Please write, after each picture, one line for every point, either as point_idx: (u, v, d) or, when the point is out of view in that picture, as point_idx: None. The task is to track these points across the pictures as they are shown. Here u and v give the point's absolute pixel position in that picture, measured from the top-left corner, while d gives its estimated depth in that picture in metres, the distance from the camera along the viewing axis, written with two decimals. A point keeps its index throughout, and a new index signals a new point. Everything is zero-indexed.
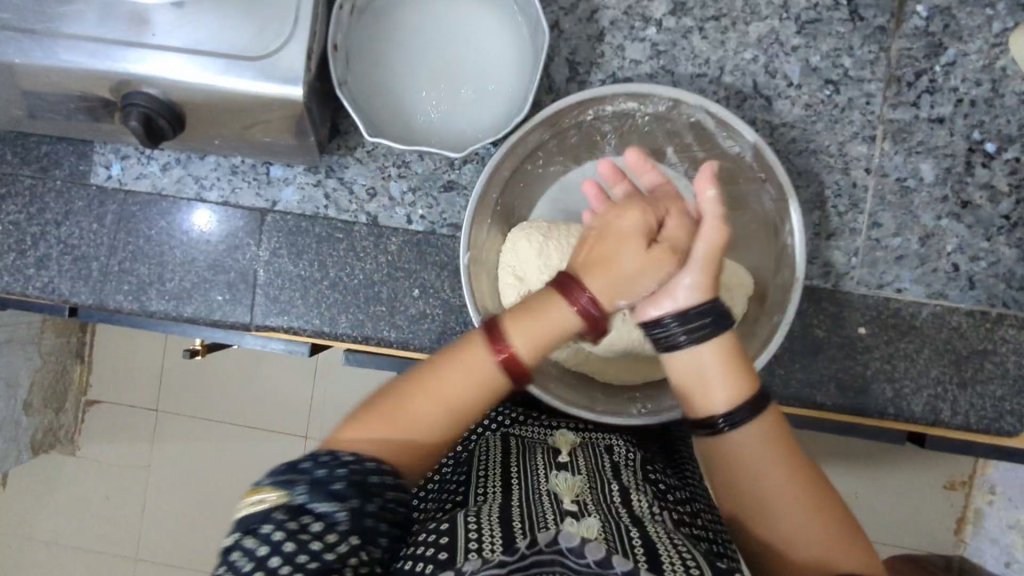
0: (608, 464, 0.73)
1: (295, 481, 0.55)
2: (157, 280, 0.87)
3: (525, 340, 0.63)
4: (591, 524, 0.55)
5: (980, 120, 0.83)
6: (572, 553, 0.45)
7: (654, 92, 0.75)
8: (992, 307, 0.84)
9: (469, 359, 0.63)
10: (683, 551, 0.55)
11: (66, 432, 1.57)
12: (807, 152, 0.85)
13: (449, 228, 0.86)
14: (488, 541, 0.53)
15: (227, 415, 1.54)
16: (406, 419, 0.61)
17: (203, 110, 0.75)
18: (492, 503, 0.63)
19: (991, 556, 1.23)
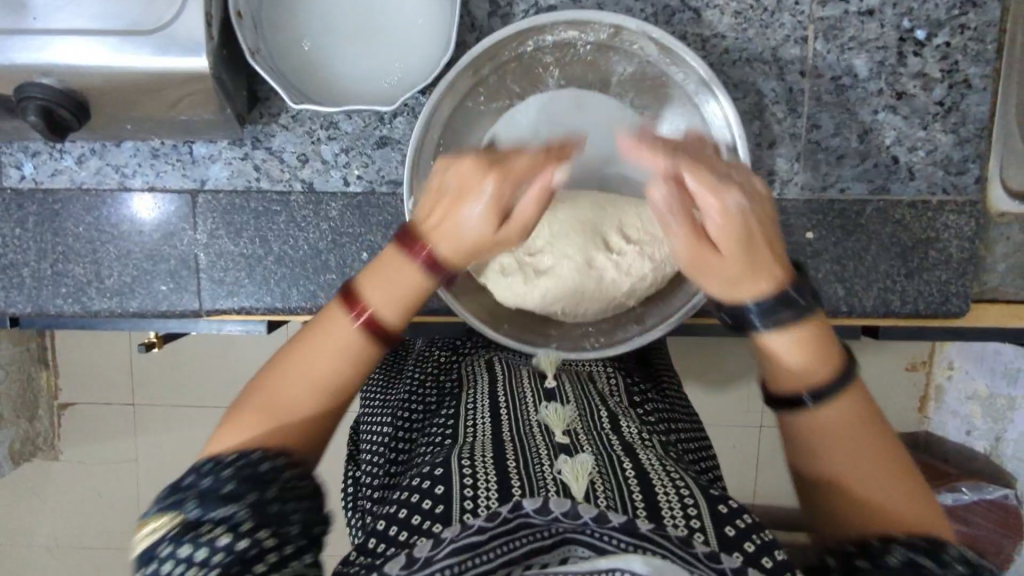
0: (595, 397, 0.72)
1: (185, 498, 0.47)
2: (95, 278, 0.84)
3: (378, 302, 0.52)
4: (586, 460, 0.54)
5: (909, 7, 0.82)
6: (567, 517, 0.45)
7: (599, 18, 0.73)
8: (932, 196, 0.85)
9: (322, 332, 0.52)
10: (673, 477, 0.55)
11: (44, 439, 1.55)
12: (741, 62, 0.83)
13: (389, 186, 0.84)
14: (485, 489, 0.52)
15: (204, 399, 1.53)
16: (274, 403, 0.51)
17: (107, 96, 0.70)
18: (483, 436, 0.62)
19: (954, 427, 1.31)
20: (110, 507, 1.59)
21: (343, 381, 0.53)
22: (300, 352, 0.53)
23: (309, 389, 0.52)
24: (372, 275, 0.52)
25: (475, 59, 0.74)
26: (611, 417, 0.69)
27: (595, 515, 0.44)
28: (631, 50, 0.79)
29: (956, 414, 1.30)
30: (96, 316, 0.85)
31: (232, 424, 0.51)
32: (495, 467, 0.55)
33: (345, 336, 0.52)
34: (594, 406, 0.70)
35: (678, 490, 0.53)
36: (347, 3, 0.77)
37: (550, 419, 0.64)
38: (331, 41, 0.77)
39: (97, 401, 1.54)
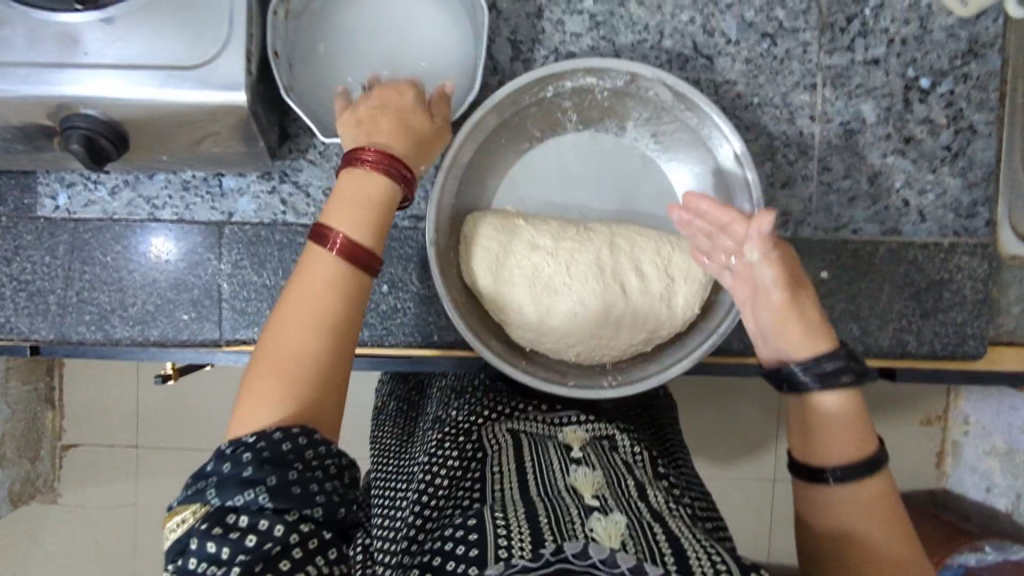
0: (620, 462, 0.72)
1: (205, 488, 0.51)
2: (119, 306, 0.85)
3: (340, 219, 0.61)
4: (618, 520, 0.55)
5: (913, 57, 0.85)
6: (605, 565, 0.47)
7: (614, 65, 0.75)
8: (943, 237, 0.87)
9: (309, 267, 0.59)
10: (702, 541, 0.56)
11: (44, 480, 1.52)
12: (753, 106, 0.86)
13: (411, 220, 0.86)
14: (519, 539, 0.52)
15: (211, 440, 1.51)
16: (277, 351, 0.57)
17: (146, 128, 0.73)
18: (511, 495, 0.63)
19: (973, 485, 1.28)
20: (109, 553, 1.55)
21: (321, 347, 0.57)
22: (294, 293, 0.58)
23: (299, 324, 0.57)
24: (342, 199, 0.62)
25: (495, 101, 0.76)
26: (635, 481, 0.69)
27: (637, 565, 0.46)
28: (647, 97, 0.81)
29: (975, 471, 1.28)
30: (117, 344, 0.86)
31: (255, 401, 0.55)
32: (527, 520, 0.56)
33: (324, 264, 0.59)
34: (619, 470, 0.70)
35: (709, 552, 0.54)
36: (377, 45, 0.81)
37: (579, 480, 0.65)
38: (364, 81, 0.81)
39: (103, 442, 1.53)
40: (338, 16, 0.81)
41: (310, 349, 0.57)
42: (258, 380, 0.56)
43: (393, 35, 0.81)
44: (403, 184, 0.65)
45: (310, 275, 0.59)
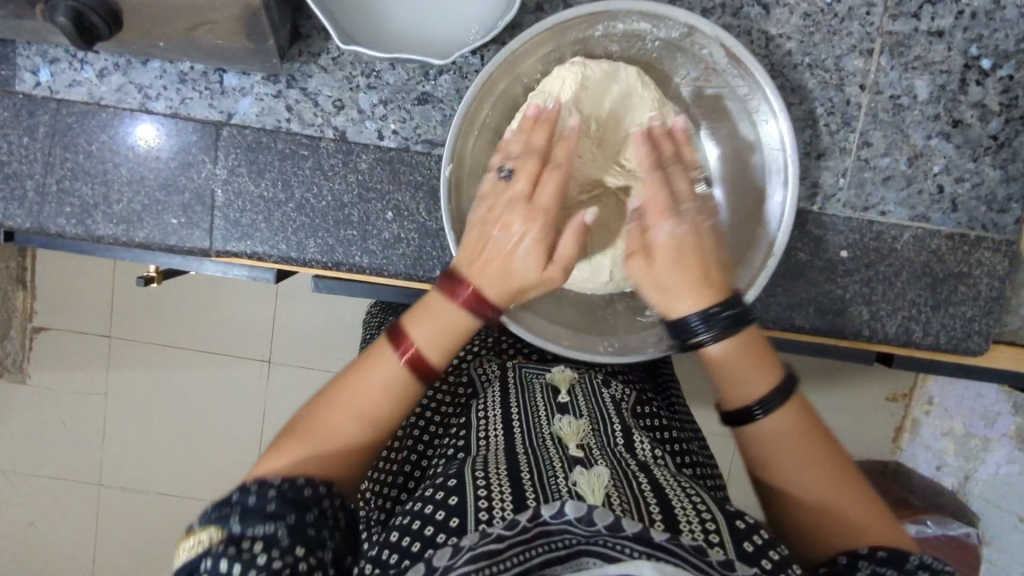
0: (608, 406, 0.73)
1: (229, 514, 0.54)
2: (102, 202, 0.79)
3: (425, 337, 0.61)
4: (601, 473, 0.54)
5: (979, 34, 0.80)
6: (580, 522, 0.46)
7: (671, 13, 0.70)
8: (970, 229, 0.84)
9: (377, 368, 0.62)
10: (691, 495, 0.55)
11: (14, 360, 1.49)
12: (802, 67, 0.80)
13: (424, 145, 0.80)
14: (499, 500, 0.52)
15: (189, 341, 1.49)
16: (322, 429, 0.60)
17: (141, 6, 0.65)
18: (496, 453, 0.62)
19: (924, 459, 1.32)
20: (77, 443, 1.54)
21: (385, 412, 0.62)
22: (343, 395, 0.62)
23: (351, 416, 0.61)
24: (423, 321, 0.62)
25: (532, 36, 0.70)
26: (626, 428, 0.69)
27: (610, 524, 0.46)
28: (699, 55, 0.75)
29: (928, 448, 1.31)
30: (99, 242, 0.81)
31: (274, 455, 0.59)
32: (509, 479, 0.55)
33: (389, 376, 0.61)
34: (606, 416, 0.71)
35: (696, 508, 0.52)
36: None
37: (563, 435, 0.63)
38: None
39: (76, 329, 1.49)
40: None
41: (343, 430, 0.61)
42: (293, 440, 0.60)
43: None
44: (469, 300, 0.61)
45: (369, 376, 0.62)
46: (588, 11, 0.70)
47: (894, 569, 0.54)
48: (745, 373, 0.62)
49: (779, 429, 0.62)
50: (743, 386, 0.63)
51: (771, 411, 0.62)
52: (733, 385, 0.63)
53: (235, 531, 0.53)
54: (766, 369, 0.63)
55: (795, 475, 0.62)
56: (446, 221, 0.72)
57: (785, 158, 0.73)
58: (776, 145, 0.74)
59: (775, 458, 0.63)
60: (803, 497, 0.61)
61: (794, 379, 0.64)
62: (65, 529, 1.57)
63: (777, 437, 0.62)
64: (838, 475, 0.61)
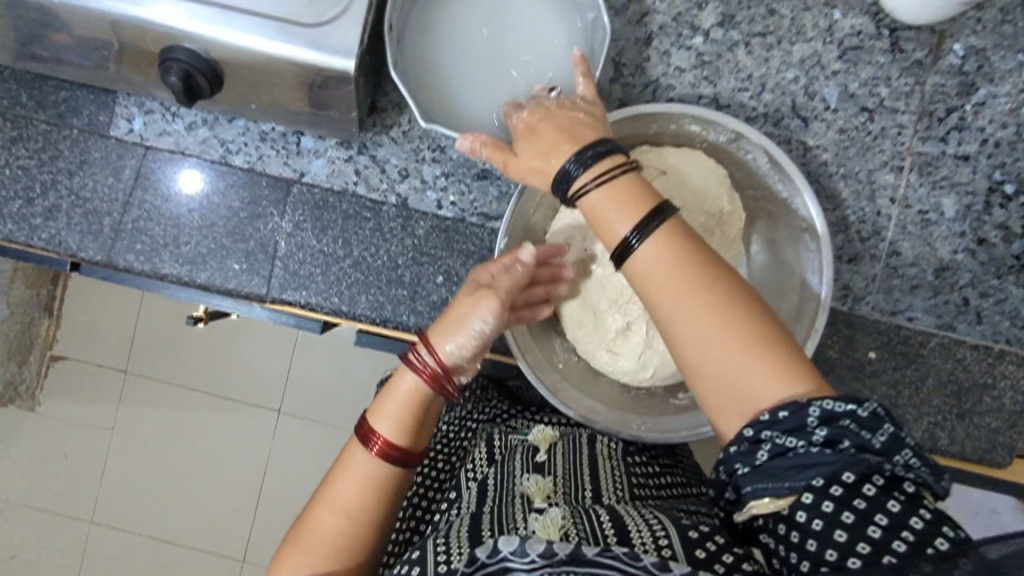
0: (584, 462, 0.77)
1: None
2: (171, 243, 0.84)
3: (387, 422, 0.68)
4: (555, 514, 0.58)
5: (1002, 161, 0.86)
6: (516, 554, 0.52)
7: (721, 119, 0.76)
8: (996, 342, 0.87)
9: (353, 466, 0.68)
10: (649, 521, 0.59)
11: (27, 387, 1.50)
12: (837, 176, 0.86)
13: (479, 218, 0.85)
14: (455, 552, 0.56)
15: (209, 383, 1.51)
16: (315, 536, 0.67)
17: (244, 71, 0.72)
18: (466, 512, 0.66)
19: None
20: (80, 474, 1.52)
21: (374, 505, 0.68)
22: (336, 491, 0.68)
23: (337, 517, 0.67)
24: (382, 411, 0.69)
25: None
26: (598, 482, 0.73)
27: (544, 549, 0.52)
28: (744, 159, 0.81)
29: None
30: (162, 280, 0.85)
31: (282, 566, 0.66)
32: (467, 535, 0.59)
33: (367, 468, 0.68)
34: (581, 471, 0.75)
35: (653, 532, 0.57)
36: (482, 57, 0.80)
37: (531, 487, 0.69)
38: (462, 76, 0.80)
39: (101, 361, 1.51)
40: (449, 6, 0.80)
41: (341, 533, 0.67)
42: (299, 543, 0.67)
43: (501, 53, 0.80)
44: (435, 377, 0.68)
45: (354, 472, 0.68)
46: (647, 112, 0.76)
47: (866, 428, 0.50)
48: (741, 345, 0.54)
49: (693, 313, 0.55)
50: (750, 389, 0.53)
51: (644, 240, 0.57)
52: (650, 285, 0.57)
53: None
54: (686, 264, 0.56)
55: (681, 329, 0.55)
56: None
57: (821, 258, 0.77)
58: (812, 247, 0.78)
59: (651, 298, 0.57)
60: (731, 380, 0.54)
61: (669, 207, 0.58)
62: (52, 567, 1.52)
63: (733, 382, 0.54)
64: (717, 296, 0.55)
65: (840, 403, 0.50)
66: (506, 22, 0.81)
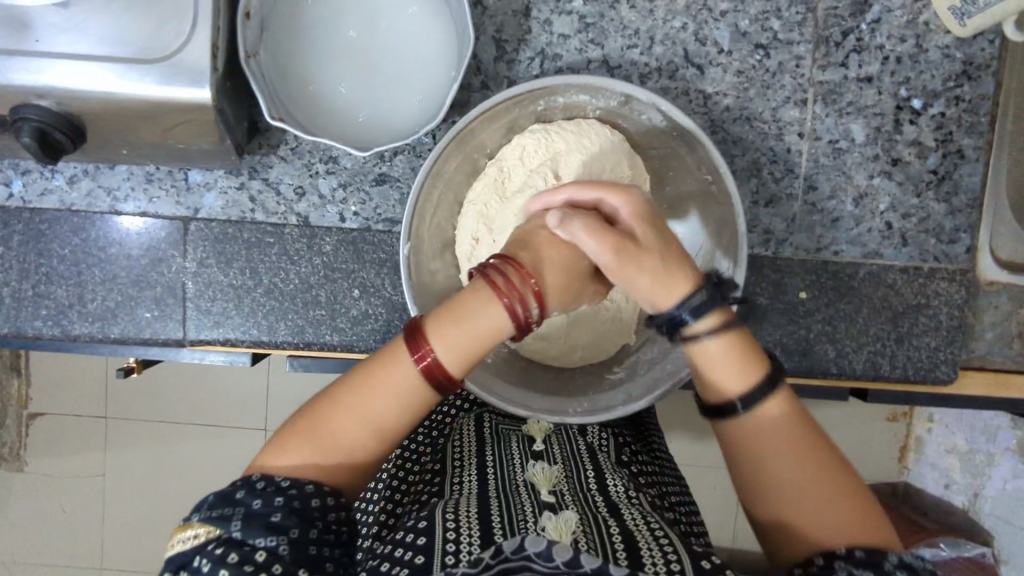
0: (581, 453, 0.81)
1: (228, 516, 0.54)
2: (78, 302, 0.82)
3: (446, 341, 0.58)
4: (569, 519, 0.60)
5: (906, 76, 0.83)
6: (540, 558, 0.49)
7: (605, 84, 0.73)
8: (924, 262, 0.86)
9: (391, 377, 0.59)
10: (655, 536, 0.62)
11: (9, 449, 1.50)
12: (742, 120, 0.84)
13: (385, 224, 0.83)
14: (466, 542, 0.59)
15: (183, 415, 1.49)
16: (327, 437, 0.59)
17: (102, 120, 0.69)
18: (472, 496, 0.69)
19: (931, 478, 1.31)
20: (74, 525, 1.52)
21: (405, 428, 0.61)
22: (361, 391, 0.59)
23: (364, 426, 0.59)
24: (444, 325, 0.58)
25: (475, 118, 0.73)
26: (596, 470, 0.77)
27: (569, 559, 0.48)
28: (639, 121, 0.78)
29: (935, 466, 1.31)
30: (75, 340, 0.83)
31: (282, 448, 0.59)
32: (480, 526, 0.61)
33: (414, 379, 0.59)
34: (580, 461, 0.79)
35: (662, 551, 0.58)
36: (352, 59, 0.77)
37: (536, 478, 0.72)
38: (345, 63, 0.76)
39: (74, 411, 1.49)
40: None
41: (358, 441, 0.59)
42: (304, 431, 0.59)
43: (373, 50, 0.77)
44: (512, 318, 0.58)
45: (388, 386, 0.59)
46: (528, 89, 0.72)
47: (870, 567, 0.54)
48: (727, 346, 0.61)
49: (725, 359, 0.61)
50: (704, 360, 0.62)
51: (757, 405, 0.61)
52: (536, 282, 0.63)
53: (236, 535, 0.53)
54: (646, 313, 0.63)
55: (784, 466, 0.60)
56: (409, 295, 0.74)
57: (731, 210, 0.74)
58: (721, 196, 0.75)
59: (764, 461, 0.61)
60: (803, 517, 0.59)
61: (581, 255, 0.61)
62: None
63: (710, 358, 0.61)
64: (809, 451, 0.60)
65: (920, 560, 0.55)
66: (368, 15, 0.77)
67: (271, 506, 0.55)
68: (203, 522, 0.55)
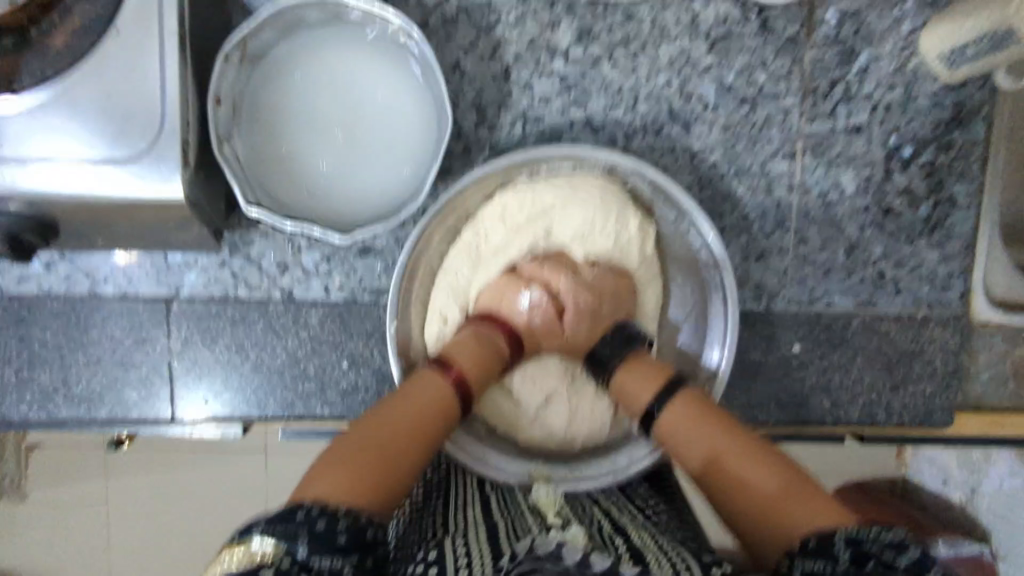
0: (586, 497, 0.72)
1: (295, 534, 0.46)
2: (63, 385, 0.81)
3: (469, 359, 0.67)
4: (579, 528, 0.56)
5: (896, 125, 0.82)
6: (550, 558, 0.47)
7: (594, 155, 0.72)
8: (917, 310, 0.85)
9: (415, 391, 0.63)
10: (671, 551, 0.55)
11: None
12: (729, 176, 0.82)
13: (371, 295, 0.81)
14: (479, 553, 0.52)
15: None
16: (371, 449, 0.56)
17: (74, 217, 0.67)
18: (475, 519, 0.61)
19: None
20: None
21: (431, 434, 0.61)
22: (389, 416, 0.60)
23: (397, 438, 0.58)
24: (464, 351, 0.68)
25: (458, 193, 0.72)
26: (602, 508, 0.69)
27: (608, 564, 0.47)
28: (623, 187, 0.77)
29: None
30: (64, 422, 0.82)
31: (323, 481, 0.52)
32: (486, 533, 0.57)
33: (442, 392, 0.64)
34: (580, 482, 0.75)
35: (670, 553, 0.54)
36: (330, 136, 0.75)
37: (536, 476, 0.75)
38: (327, 136, 0.75)
39: None
40: (301, 58, 0.74)
41: (394, 452, 0.57)
42: (364, 456, 0.55)
43: (350, 126, 0.75)
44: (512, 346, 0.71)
45: (415, 397, 0.63)
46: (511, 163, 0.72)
47: (822, 556, 0.47)
48: (638, 373, 0.68)
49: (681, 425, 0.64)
50: (635, 396, 0.68)
51: (665, 406, 0.65)
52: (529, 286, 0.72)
53: (303, 556, 0.45)
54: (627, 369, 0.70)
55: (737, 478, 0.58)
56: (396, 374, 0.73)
57: (721, 278, 0.75)
58: (710, 262, 0.76)
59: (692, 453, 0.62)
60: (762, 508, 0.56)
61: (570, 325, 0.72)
62: None
63: (670, 427, 0.65)
64: (726, 433, 0.61)
65: (866, 527, 0.48)
66: (344, 91, 0.75)
67: (336, 529, 0.47)
68: (262, 539, 0.45)
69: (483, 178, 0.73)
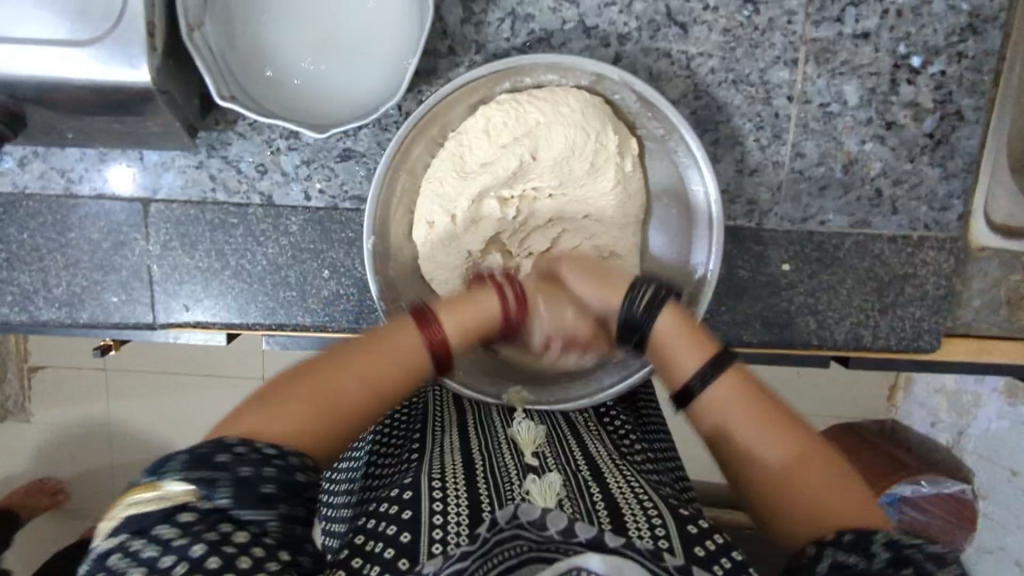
0: (566, 431, 0.70)
1: (214, 480, 0.45)
2: (42, 287, 0.80)
3: (455, 325, 0.63)
4: (554, 481, 0.54)
5: (906, 31, 0.77)
6: (533, 527, 0.42)
7: (577, 64, 0.69)
8: (913, 230, 0.83)
9: (397, 340, 0.61)
10: (644, 505, 0.53)
11: (15, 401, 1.37)
12: (727, 83, 0.79)
13: (352, 201, 0.80)
14: (454, 523, 0.49)
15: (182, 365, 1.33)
16: (334, 396, 0.56)
17: (39, 106, 0.65)
18: (452, 463, 0.58)
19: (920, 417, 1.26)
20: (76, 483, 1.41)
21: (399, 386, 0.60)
22: (365, 359, 0.59)
23: (365, 387, 0.57)
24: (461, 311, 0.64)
25: (437, 102, 0.69)
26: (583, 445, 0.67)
27: (591, 537, 0.41)
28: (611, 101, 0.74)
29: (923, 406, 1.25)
30: (45, 324, 0.82)
31: (266, 412, 0.52)
32: (463, 483, 0.54)
33: (413, 350, 0.61)
34: (558, 421, 0.73)
35: (645, 512, 0.52)
36: (307, 32, 0.71)
37: (513, 400, 0.74)
38: (304, 33, 0.71)
39: (69, 364, 1.35)
40: None
41: (357, 400, 0.57)
42: (296, 391, 0.55)
43: (329, 21, 0.71)
44: (506, 319, 0.66)
45: (391, 347, 0.60)
46: (491, 71, 0.69)
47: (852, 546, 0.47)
48: (693, 347, 0.60)
49: (720, 401, 0.58)
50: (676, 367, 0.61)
51: (711, 381, 0.59)
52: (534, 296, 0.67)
53: (223, 505, 0.45)
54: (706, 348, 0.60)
55: (754, 443, 0.56)
56: (375, 289, 0.72)
57: (708, 197, 0.72)
58: (698, 184, 0.73)
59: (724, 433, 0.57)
60: (796, 489, 0.53)
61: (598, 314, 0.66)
62: None
63: (716, 407, 0.58)
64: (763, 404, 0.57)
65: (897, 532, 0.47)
66: None
67: (264, 478, 0.47)
68: (178, 480, 0.45)
69: (468, 85, 0.69)
